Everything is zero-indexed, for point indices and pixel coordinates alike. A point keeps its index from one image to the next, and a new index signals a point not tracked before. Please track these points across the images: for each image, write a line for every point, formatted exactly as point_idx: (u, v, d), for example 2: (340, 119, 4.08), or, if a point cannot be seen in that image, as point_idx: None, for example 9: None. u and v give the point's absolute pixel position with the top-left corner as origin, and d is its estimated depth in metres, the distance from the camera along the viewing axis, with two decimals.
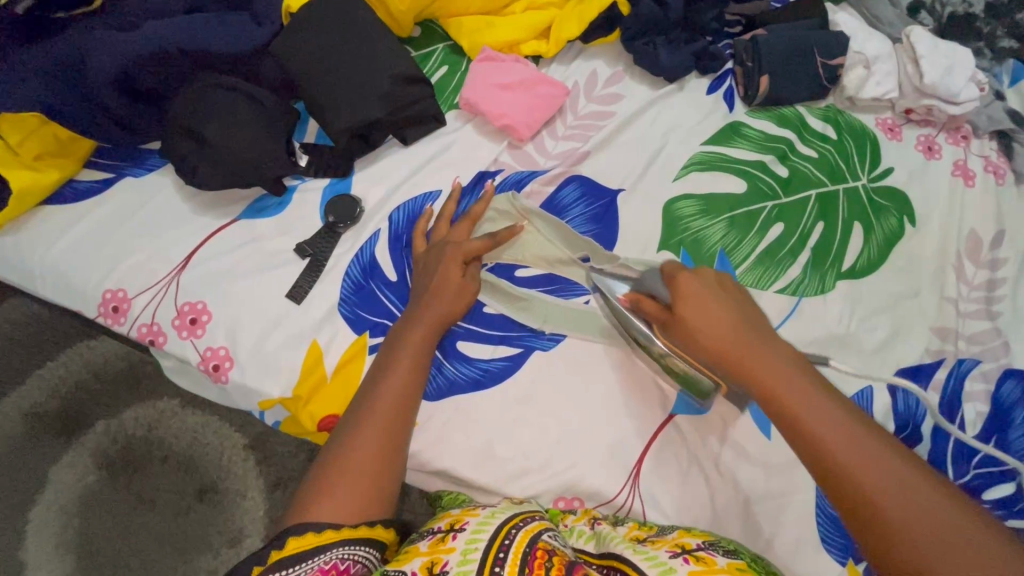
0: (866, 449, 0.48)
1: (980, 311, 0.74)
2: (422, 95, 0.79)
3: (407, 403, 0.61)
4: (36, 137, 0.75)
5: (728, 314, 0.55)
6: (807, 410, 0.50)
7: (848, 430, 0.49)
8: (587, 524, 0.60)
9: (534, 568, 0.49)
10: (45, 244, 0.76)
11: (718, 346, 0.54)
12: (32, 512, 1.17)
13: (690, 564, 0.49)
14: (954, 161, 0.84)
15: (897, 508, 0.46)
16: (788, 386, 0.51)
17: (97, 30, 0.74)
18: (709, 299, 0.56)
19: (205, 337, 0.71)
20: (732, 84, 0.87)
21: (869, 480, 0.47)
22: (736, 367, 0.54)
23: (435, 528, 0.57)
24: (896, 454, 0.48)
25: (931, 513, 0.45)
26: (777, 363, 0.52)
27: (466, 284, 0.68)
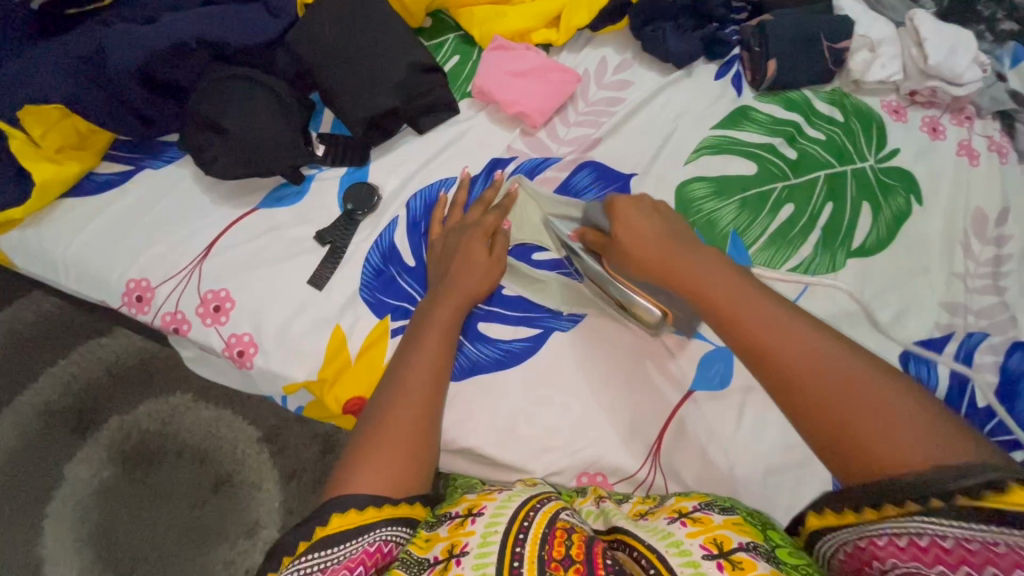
0: (801, 340, 0.50)
1: (987, 286, 0.76)
2: (436, 84, 0.81)
3: (438, 383, 0.63)
4: (59, 130, 0.75)
5: (661, 231, 0.60)
6: (736, 303, 0.53)
7: (782, 324, 0.51)
8: (594, 504, 0.60)
9: (554, 545, 0.50)
10: (68, 236, 0.77)
11: (658, 263, 0.58)
12: (49, 507, 1.18)
13: (688, 527, 0.51)
14: (959, 141, 0.85)
15: (830, 392, 0.48)
16: (721, 291, 0.54)
17: (116, 24, 0.76)
18: (642, 220, 0.61)
19: (229, 324, 0.72)
20: (740, 69, 0.89)
21: (805, 370, 0.49)
22: (675, 279, 0.57)
23: (452, 512, 0.57)
24: (828, 341, 0.50)
25: (860, 395, 0.47)
26: (708, 267, 0.56)
27: (486, 267, 0.70)
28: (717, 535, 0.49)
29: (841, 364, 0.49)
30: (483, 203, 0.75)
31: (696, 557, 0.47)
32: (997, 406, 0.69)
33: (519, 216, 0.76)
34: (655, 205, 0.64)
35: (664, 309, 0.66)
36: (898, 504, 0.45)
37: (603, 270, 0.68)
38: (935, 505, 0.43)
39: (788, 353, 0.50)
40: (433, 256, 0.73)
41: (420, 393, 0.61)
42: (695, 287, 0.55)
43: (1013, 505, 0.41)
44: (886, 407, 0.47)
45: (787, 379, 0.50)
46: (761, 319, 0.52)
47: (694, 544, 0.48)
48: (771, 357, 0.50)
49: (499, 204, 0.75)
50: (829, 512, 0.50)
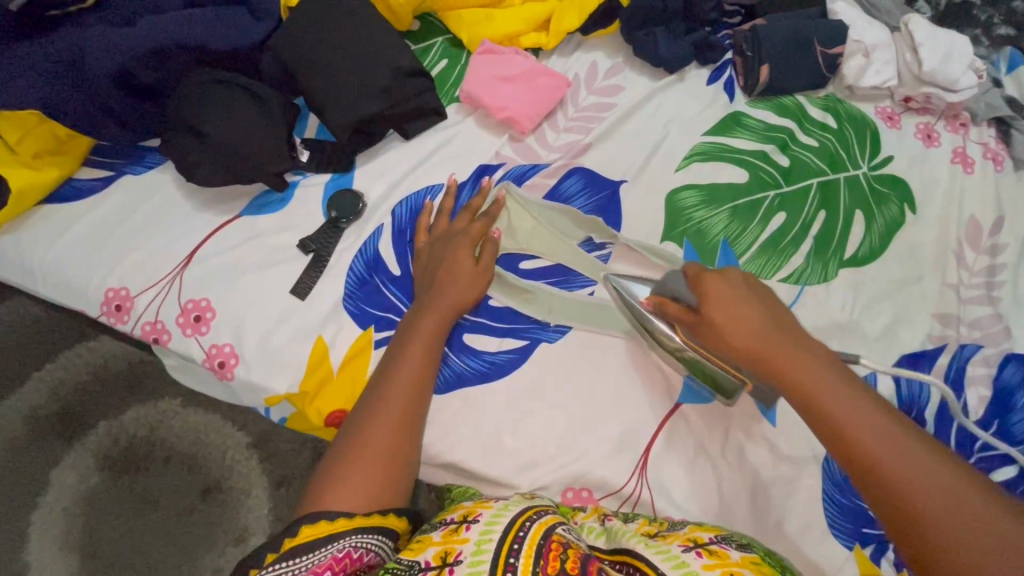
0: (922, 468, 0.47)
1: (981, 296, 0.75)
2: (422, 89, 0.79)
3: (419, 394, 0.61)
4: (35, 136, 0.74)
5: (760, 315, 0.55)
6: (839, 409, 0.50)
7: (903, 447, 0.48)
8: (597, 521, 0.60)
9: (548, 559, 0.49)
10: (45, 243, 0.76)
11: (762, 356, 0.53)
12: (35, 514, 1.16)
13: (704, 558, 0.50)
14: (953, 149, 0.84)
15: (954, 530, 0.45)
16: (837, 403, 0.50)
17: (95, 27, 0.74)
18: (738, 299, 0.56)
19: (210, 334, 0.71)
20: (732, 74, 0.88)
21: (927, 500, 0.46)
22: (781, 377, 0.52)
23: (447, 520, 0.57)
24: (952, 469, 0.48)
25: (974, 526, 0.45)
26: (812, 365, 0.52)
27: (473, 275, 0.68)
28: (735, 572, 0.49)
29: (974, 501, 0.46)
30: (471, 210, 0.74)
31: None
32: (990, 420, 0.68)
33: (508, 224, 0.75)
34: (748, 281, 0.59)
35: (744, 379, 0.61)
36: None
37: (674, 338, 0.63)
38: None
39: (910, 481, 0.47)
40: (420, 264, 0.71)
41: (400, 404, 0.60)
42: (809, 393, 0.51)
43: None
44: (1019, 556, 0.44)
45: (906, 509, 0.47)
46: (882, 440, 0.48)
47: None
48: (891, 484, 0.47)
49: (486, 212, 0.74)
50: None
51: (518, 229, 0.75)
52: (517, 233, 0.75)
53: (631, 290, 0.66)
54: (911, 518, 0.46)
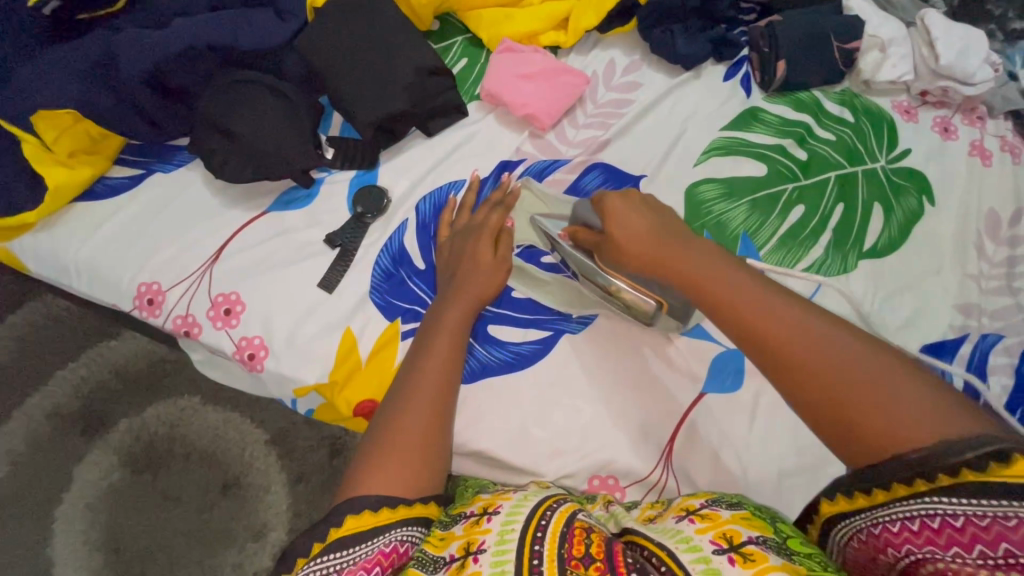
0: (796, 328, 0.50)
1: (1001, 287, 0.75)
2: (444, 87, 0.81)
3: (451, 382, 0.63)
4: (70, 134, 0.76)
5: (652, 221, 0.59)
6: (725, 292, 0.52)
7: (781, 313, 0.50)
8: (604, 508, 0.60)
9: (573, 543, 0.50)
10: (79, 240, 0.77)
11: (648, 255, 0.57)
12: (60, 510, 1.18)
13: (696, 523, 0.51)
14: (971, 141, 0.85)
15: (831, 377, 0.48)
16: (718, 281, 0.53)
17: (127, 30, 0.76)
18: (632, 212, 0.59)
19: (239, 327, 0.72)
20: (748, 70, 0.89)
21: (804, 355, 0.49)
22: (676, 274, 0.55)
23: (467, 512, 0.57)
24: (824, 324, 0.50)
25: (855, 374, 0.47)
26: (699, 259, 0.54)
27: (497, 267, 0.70)
28: (727, 530, 0.49)
29: (851, 351, 0.48)
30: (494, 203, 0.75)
31: (707, 552, 0.47)
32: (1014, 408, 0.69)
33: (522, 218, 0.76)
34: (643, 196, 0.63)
35: (660, 299, 0.65)
36: (906, 481, 0.44)
37: (592, 264, 0.66)
38: (943, 482, 0.43)
39: (802, 349, 0.49)
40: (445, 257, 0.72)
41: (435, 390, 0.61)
42: (702, 285, 0.53)
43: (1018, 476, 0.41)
44: (892, 391, 0.46)
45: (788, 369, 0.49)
46: (766, 310, 0.51)
47: (704, 539, 0.49)
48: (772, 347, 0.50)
49: (506, 203, 0.75)
50: (842, 497, 0.49)
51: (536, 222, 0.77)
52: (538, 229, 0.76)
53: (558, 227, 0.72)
54: (797, 377, 0.49)
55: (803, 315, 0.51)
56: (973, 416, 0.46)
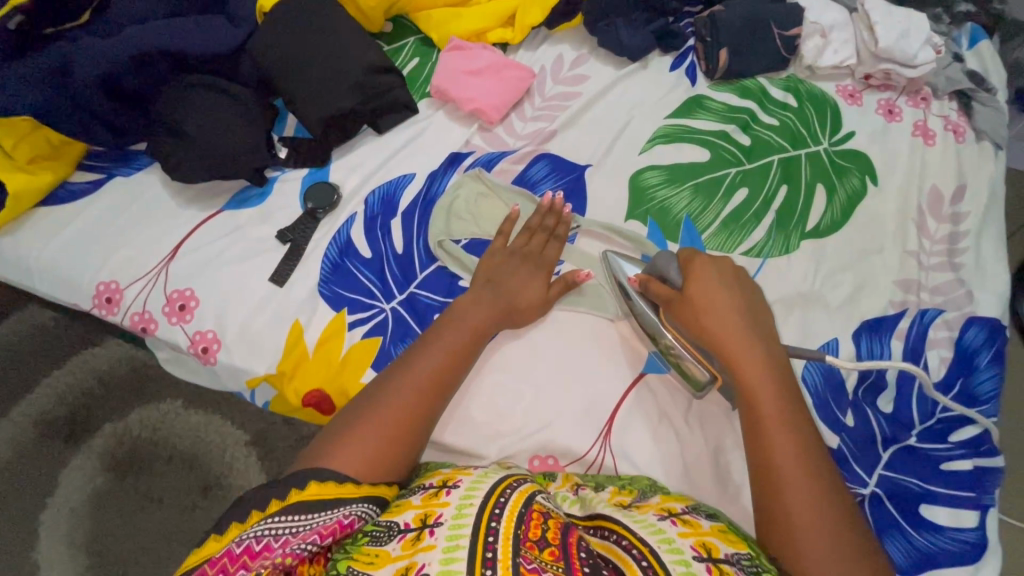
0: (812, 474, 0.52)
1: (942, 263, 0.76)
2: (392, 85, 0.83)
3: (446, 386, 0.63)
4: (30, 141, 0.79)
5: (736, 307, 0.60)
6: (762, 385, 0.56)
7: (808, 453, 0.53)
8: (570, 491, 0.61)
9: (530, 526, 0.51)
10: (41, 243, 0.80)
11: (718, 337, 0.59)
12: (44, 514, 1.20)
13: (679, 526, 0.52)
14: (915, 122, 0.86)
15: (819, 531, 0.50)
16: (769, 398, 0.55)
17: (83, 39, 0.79)
18: (721, 289, 0.61)
19: (194, 321, 0.75)
20: (694, 60, 0.90)
21: (789, 465, 0.52)
22: (725, 351, 0.59)
23: (426, 484, 0.59)
24: (835, 479, 0.53)
25: (810, 497, 0.51)
26: (756, 350, 0.58)
27: (544, 299, 0.71)
28: (706, 541, 0.51)
29: (820, 481, 0.52)
30: (547, 230, 0.75)
31: (687, 556, 0.49)
32: (953, 380, 0.69)
33: (475, 207, 0.79)
34: (739, 276, 0.63)
35: (716, 373, 0.63)
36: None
37: (655, 319, 0.66)
38: None
39: (783, 454, 0.53)
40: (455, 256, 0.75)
41: (411, 390, 0.61)
42: (738, 367, 0.57)
43: None
44: (831, 524, 0.50)
45: (781, 498, 0.52)
46: (784, 416, 0.55)
47: (686, 543, 0.50)
48: (782, 475, 0.52)
49: (558, 231, 0.75)
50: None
51: (593, 255, 0.77)
52: (600, 264, 0.75)
53: (622, 267, 0.70)
54: (766, 471, 0.53)
55: (821, 457, 0.54)
56: None
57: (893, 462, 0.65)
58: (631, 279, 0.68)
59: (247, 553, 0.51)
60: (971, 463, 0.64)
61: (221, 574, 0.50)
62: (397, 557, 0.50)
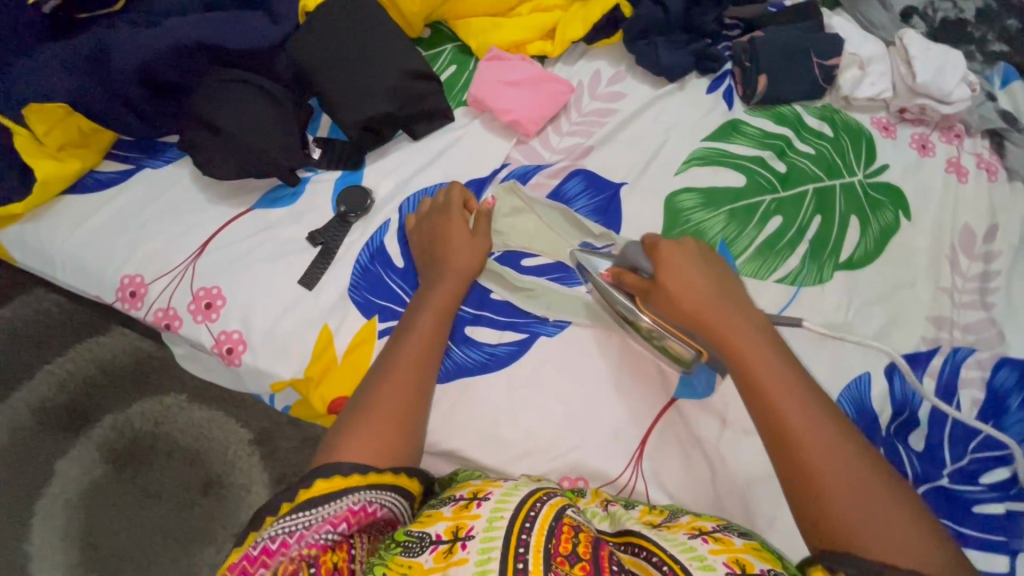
0: (837, 446, 0.52)
1: (974, 301, 0.76)
2: (431, 91, 0.82)
3: (430, 361, 0.63)
4: (61, 129, 0.77)
5: (706, 279, 0.62)
6: (753, 359, 0.57)
7: (827, 428, 0.53)
8: (600, 506, 0.61)
9: (560, 540, 0.50)
10: (66, 232, 0.79)
11: (703, 319, 0.60)
12: (39, 504, 1.17)
13: (710, 543, 0.51)
14: (948, 159, 0.86)
15: (849, 494, 0.50)
16: (761, 369, 0.56)
17: (122, 28, 0.78)
18: (689, 265, 0.63)
19: (219, 321, 0.73)
20: (731, 83, 0.90)
21: (804, 434, 0.52)
22: (713, 332, 0.59)
23: (456, 495, 0.58)
24: (846, 437, 0.53)
25: (834, 464, 0.51)
26: (739, 323, 0.59)
27: (478, 242, 0.72)
28: (740, 557, 0.49)
29: (833, 443, 0.52)
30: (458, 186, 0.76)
31: (719, 573, 0.48)
32: (984, 420, 0.69)
33: (505, 222, 0.77)
34: (701, 250, 0.65)
35: (700, 349, 0.63)
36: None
37: (633, 306, 0.66)
38: None
39: (794, 425, 0.53)
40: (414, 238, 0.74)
41: (409, 373, 0.61)
42: (728, 343, 0.58)
43: None
44: (862, 485, 0.50)
45: (820, 481, 0.51)
46: (780, 384, 0.55)
47: (717, 561, 0.49)
48: (796, 446, 0.52)
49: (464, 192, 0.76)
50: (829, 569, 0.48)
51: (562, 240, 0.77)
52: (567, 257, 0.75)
53: (594, 263, 0.70)
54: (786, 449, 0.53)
55: (826, 418, 0.54)
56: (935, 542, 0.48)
57: (924, 500, 0.64)
58: (603, 274, 0.68)
59: (265, 552, 0.50)
60: (1005, 507, 0.64)
61: None
62: (430, 570, 0.49)
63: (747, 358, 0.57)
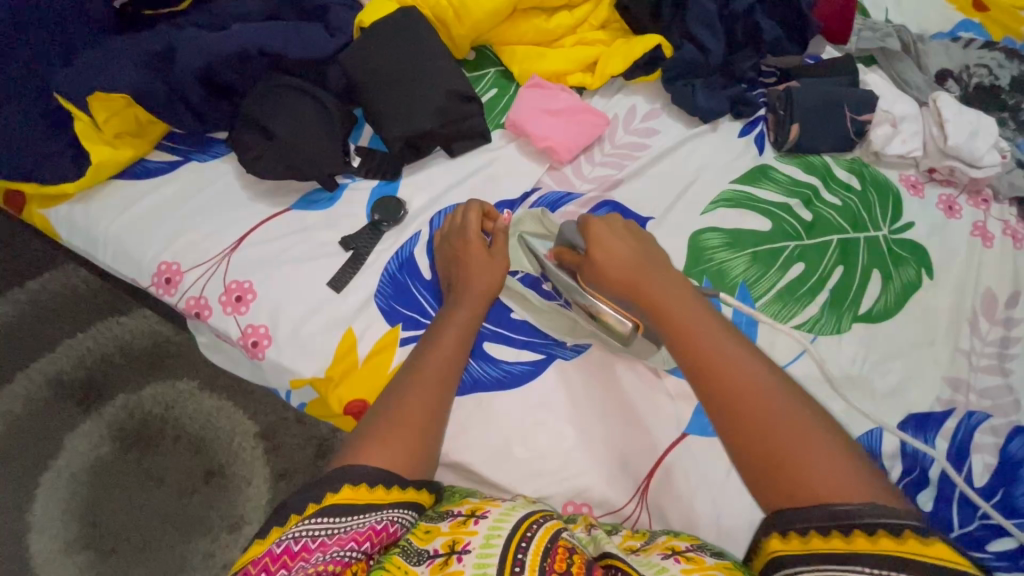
0: (766, 390, 0.53)
1: (992, 366, 0.76)
2: (472, 112, 0.85)
3: (455, 374, 0.65)
4: (120, 117, 0.81)
5: (628, 249, 0.66)
6: (683, 323, 0.59)
7: (754, 374, 0.54)
8: (585, 531, 0.59)
9: (556, 559, 0.50)
10: (111, 215, 0.82)
11: (635, 287, 0.63)
12: (43, 476, 1.17)
13: (682, 563, 0.52)
14: (974, 222, 0.87)
15: (789, 442, 0.50)
16: (691, 331, 0.58)
17: (189, 30, 0.82)
18: (614, 239, 0.67)
19: (248, 314, 0.76)
20: (763, 130, 0.93)
21: (740, 390, 0.54)
22: (646, 301, 0.62)
23: (455, 511, 0.58)
24: (777, 386, 0.54)
25: (772, 416, 0.52)
26: (667, 289, 0.62)
27: (498, 261, 0.73)
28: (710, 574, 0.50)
29: (765, 394, 0.53)
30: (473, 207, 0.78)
31: None
32: (994, 488, 0.68)
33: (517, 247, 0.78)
34: (627, 226, 0.70)
35: (636, 321, 0.66)
36: (824, 533, 0.47)
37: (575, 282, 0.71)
38: (812, 541, 0.47)
39: (730, 384, 0.54)
40: (441, 257, 0.76)
41: (431, 383, 0.63)
42: (660, 310, 0.61)
43: (910, 550, 0.44)
44: (798, 432, 0.51)
45: (754, 431, 0.52)
46: (709, 342, 0.57)
47: None
48: (733, 404, 0.53)
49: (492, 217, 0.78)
50: (778, 533, 0.49)
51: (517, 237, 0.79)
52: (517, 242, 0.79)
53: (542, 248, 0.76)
54: (726, 410, 0.54)
55: (757, 370, 0.55)
56: (872, 481, 0.49)
57: None
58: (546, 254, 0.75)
59: (287, 553, 0.51)
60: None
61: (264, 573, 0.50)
62: None
63: (679, 322, 0.59)
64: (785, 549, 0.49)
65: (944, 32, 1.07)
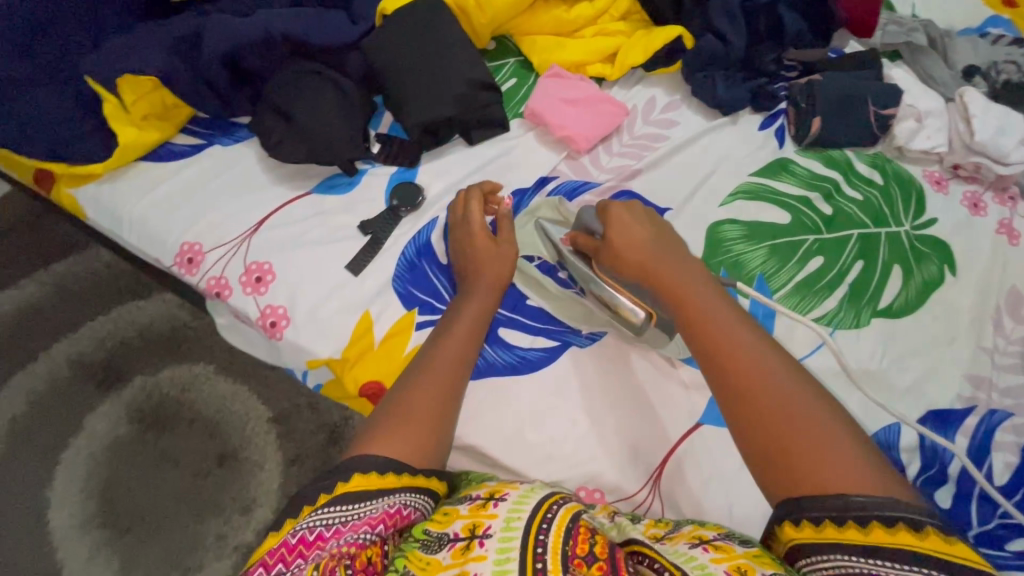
0: (782, 380, 0.53)
1: (1015, 365, 0.75)
2: (491, 100, 0.86)
3: (467, 361, 0.65)
4: (147, 100, 0.83)
5: (646, 233, 0.65)
6: (701, 309, 0.58)
7: (770, 364, 0.54)
8: (605, 517, 0.59)
9: (577, 541, 0.50)
10: (137, 196, 0.84)
11: (652, 273, 0.62)
12: (63, 454, 1.20)
13: (711, 552, 0.51)
14: (999, 220, 0.85)
15: (804, 433, 0.50)
16: (708, 318, 0.57)
17: (214, 15, 0.84)
18: (632, 223, 0.65)
19: (267, 294, 0.77)
20: (784, 123, 0.92)
21: (756, 379, 0.53)
22: (663, 286, 0.61)
23: (473, 494, 0.58)
24: (792, 376, 0.53)
25: (786, 406, 0.51)
26: (685, 275, 0.61)
27: (506, 250, 0.73)
28: (741, 564, 0.49)
29: (780, 384, 0.53)
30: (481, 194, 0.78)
31: None
32: (1015, 487, 0.68)
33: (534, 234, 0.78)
34: (645, 211, 0.69)
35: (650, 312, 0.66)
36: (840, 525, 0.47)
37: (589, 271, 0.71)
38: (827, 531, 0.47)
39: (745, 373, 0.54)
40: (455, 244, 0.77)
41: (444, 368, 0.63)
42: (677, 295, 0.60)
43: (925, 545, 0.45)
44: (813, 424, 0.50)
45: (768, 420, 0.51)
46: (727, 330, 0.56)
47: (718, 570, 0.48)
48: (747, 393, 0.53)
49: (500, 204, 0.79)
50: (790, 522, 0.49)
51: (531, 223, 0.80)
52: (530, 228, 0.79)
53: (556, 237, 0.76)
54: (741, 399, 0.53)
55: (773, 360, 0.54)
56: (886, 473, 0.49)
57: None
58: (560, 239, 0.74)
59: (302, 543, 0.52)
60: None
61: (281, 564, 0.51)
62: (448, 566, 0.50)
63: (697, 309, 0.58)
64: (799, 537, 0.48)
65: (972, 28, 1.05)
